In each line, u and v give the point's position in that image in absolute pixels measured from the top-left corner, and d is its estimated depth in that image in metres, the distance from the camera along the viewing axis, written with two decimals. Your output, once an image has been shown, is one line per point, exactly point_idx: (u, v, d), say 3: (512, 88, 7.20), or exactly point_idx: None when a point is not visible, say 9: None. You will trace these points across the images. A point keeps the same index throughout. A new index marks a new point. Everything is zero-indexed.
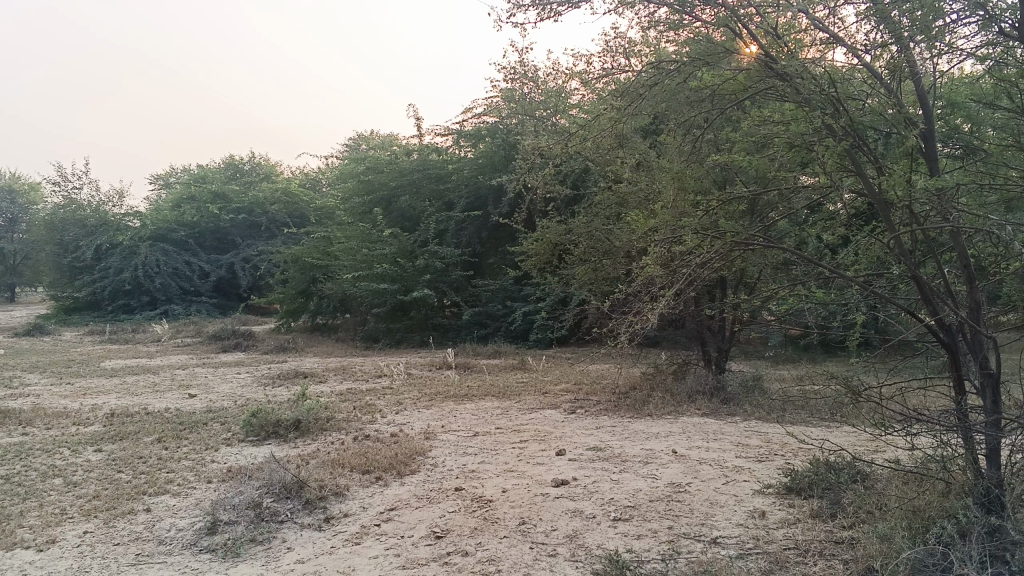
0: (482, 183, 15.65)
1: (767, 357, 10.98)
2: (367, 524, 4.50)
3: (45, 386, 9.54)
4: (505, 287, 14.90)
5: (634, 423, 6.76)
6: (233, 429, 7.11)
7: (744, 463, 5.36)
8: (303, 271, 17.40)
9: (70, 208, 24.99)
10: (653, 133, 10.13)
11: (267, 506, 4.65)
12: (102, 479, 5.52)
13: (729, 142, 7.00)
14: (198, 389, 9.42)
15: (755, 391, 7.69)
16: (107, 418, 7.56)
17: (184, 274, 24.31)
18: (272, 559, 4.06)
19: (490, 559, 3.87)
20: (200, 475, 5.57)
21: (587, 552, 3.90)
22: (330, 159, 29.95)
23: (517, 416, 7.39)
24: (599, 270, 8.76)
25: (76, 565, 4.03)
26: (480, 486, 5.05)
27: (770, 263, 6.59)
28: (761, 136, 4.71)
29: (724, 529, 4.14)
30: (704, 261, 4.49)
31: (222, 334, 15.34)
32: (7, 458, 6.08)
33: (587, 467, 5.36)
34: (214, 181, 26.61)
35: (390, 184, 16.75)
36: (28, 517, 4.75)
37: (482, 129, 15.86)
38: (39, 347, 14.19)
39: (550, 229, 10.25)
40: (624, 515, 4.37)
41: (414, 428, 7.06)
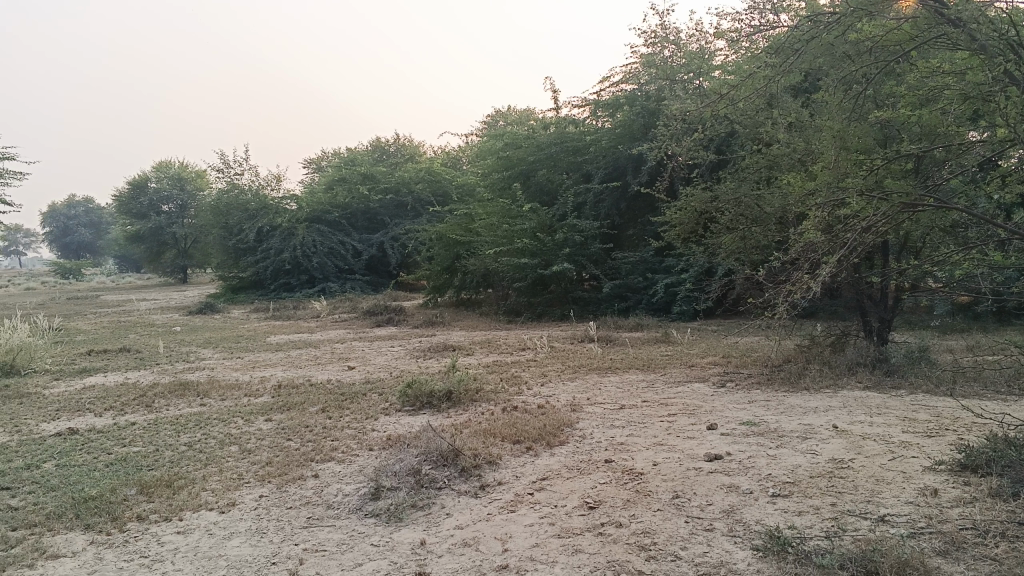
0: (621, 153, 15.46)
1: (933, 327, 10.28)
2: (521, 492, 4.59)
3: (219, 360, 10.28)
4: (646, 259, 14.72)
5: (788, 398, 6.52)
6: (389, 400, 7.43)
7: (912, 438, 5.06)
8: (447, 248, 17.83)
9: (233, 193, 26.65)
10: (805, 91, 9.64)
11: (426, 473, 4.83)
12: (273, 447, 5.91)
13: (891, 96, 6.56)
14: (355, 362, 9.89)
15: (921, 362, 7.22)
16: (274, 389, 8.08)
17: (339, 253, 25.47)
18: (433, 524, 4.23)
19: (645, 531, 3.85)
20: (361, 444, 5.86)
21: (744, 528, 3.81)
22: (470, 138, 30.47)
23: (664, 388, 7.31)
24: (747, 239, 8.46)
25: (255, 526, 4.34)
26: (630, 459, 5.03)
27: (939, 225, 6.15)
28: (930, 90, 4.39)
29: (893, 507, 3.93)
30: (870, 226, 4.23)
31: (374, 310, 16.01)
32: (190, 427, 6.62)
33: (742, 442, 5.22)
34: (363, 163, 27.62)
35: (529, 158, 16.85)
36: (210, 481, 5.16)
37: (620, 98, 15.65)
38: (211, 324, 15.32)
39: (694, 197, 9.98)
40: (784, 492, 4.23)
41: (560, 399, 7.13)
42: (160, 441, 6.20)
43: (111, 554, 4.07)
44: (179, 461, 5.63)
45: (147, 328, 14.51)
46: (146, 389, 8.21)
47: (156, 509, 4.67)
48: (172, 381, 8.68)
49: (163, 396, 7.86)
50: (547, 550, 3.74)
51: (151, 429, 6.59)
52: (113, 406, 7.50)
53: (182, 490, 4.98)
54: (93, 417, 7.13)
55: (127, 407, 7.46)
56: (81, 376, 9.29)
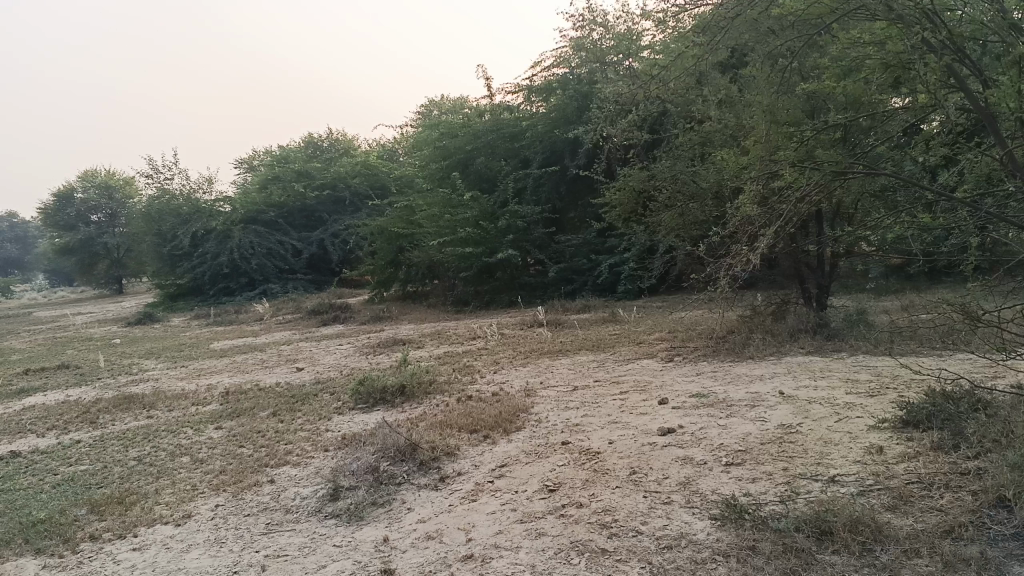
0: (557, 137, 15.52)
1: (868, 290, 10.60)
2: (481, 481, 4.61)
3: (163, 370, 10.05)
4: (589, 241, 14.83)
5: (735, 368, 6.66)
6: (341, 398, 7.36)
7: (856, 399, 5.22)
8: (390, 242, 17.69)
9: (165, 199, 25.97)
10: (733, 67, 9.80)
11: (384, 470, 4.81)
12: (225, 455, 5.81)
13: (815, 68, 6.72)
14: (304, 362, 9.77)
15: (860, 325, 7.43)
16: (223, 396, 7.94)
17: (279, 253, 25.06)
18: (395, 520, 4.22)
19: (606, 510, 3.90)
20: (316, 445, 5.80)
21: (701, 498, 3.90)
22: (405, 129, 30.24)
23: (614, 367, 7.40)
24: (686, 215, 8.57)
25: (213, 537, 4.27)
26: (586, 439, 5.09)
27: (868, 191, 6.33)
28: (853, 61, 4.50)
29: (841, 467, 4.05)
30: (805, 196, 4.33)
31: (319, 309, 15.81)
32: (137, 441, 6.47)
33: (693, 414, 5.32)
34: (297, 160, 27.17)
35: (465, 147, 16.79)
36: (163, 494, 5.05)
37: (552, 82, 15.69)
38: (151, 334, 14.95)
39: (633, 176, 10.08)
40: (737, 460, 4.33)
41: (513, 385, 7.16)
42: (107, 458, 6.05)
43: None
44: (129, 476, 5.50)
45: (84, 342, 14.08)
46: (88, 406, 7.98)
47: (109, 527, 4.55)
48: (115, 395, 8.45)
49: (107, 412, 7.65)
50: (511, 536, 3.77)
51: (97, 446, 6.42)
52: (54, 425, 7.28)
53: (135, 506, 4.87)
54: (34, 439, 6.90)
55: (70, 426, 7.24)
56: (18, 396, 8.98)
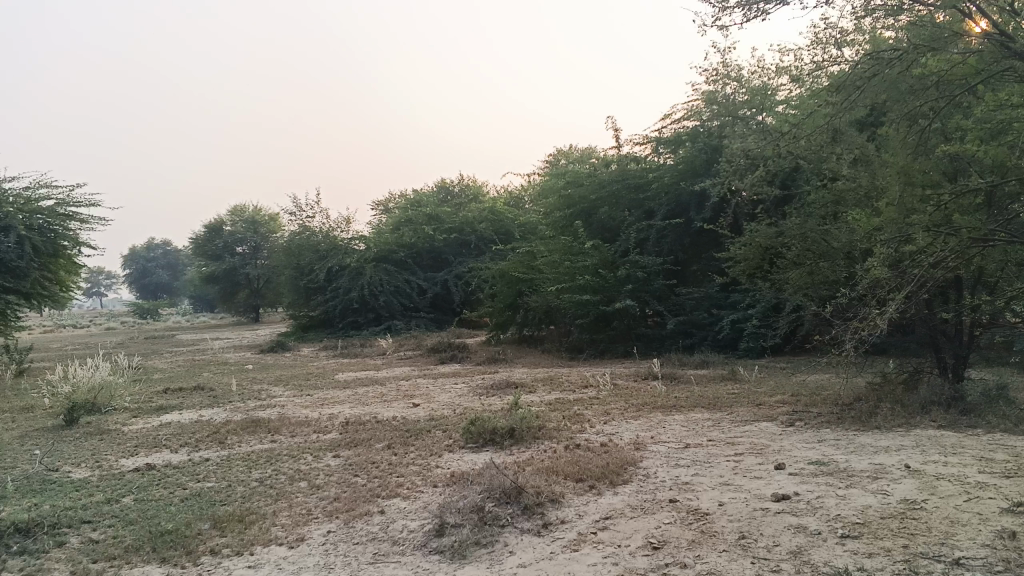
0: (683, 189, 15.39)
1: (1013, 364, 9.89)
2: (584, 531, 4.59)
3: (289, 397, 10.55)
4: (710, 296, 14.56)
5: (859, 437, 6.36)
6: (453, 437, 7.50)
7: (989, 479, 4.88)
8: (510, 286, 17.94)
9: (303, 235, 27.39)
10: (870, 125, 9.53)
11: (489, 510, 4.88)
12: (340, 483, 6.03)
13: (959, 129, 6.47)
14: (421, 399, 10.02)
15: (999, 401, 6.95)
16: (342, 426, 8.24)
17: (404, 292, 25.84)
18: (496, 562, 4.26)
19: (710, 572, 3.81)
20: (426, 480, 5.94)
21: (812, 570, 3.74)
22: (532, 177, 30.66)
23: (729, 427, 7.20)
24: (815, 274, 8.29)
25: (323, 562, 4.43)
26: (694, 498, 4.98)
27: (1014, 259, 5.98)
28: (999, 122, 4.39)
29: (968, 550, 3.80)
30: (939, 261, 4.17)
31: (438, 347, 16.19)
32: (261, 463, 6.80)
33: (809, 482, 5.12)
34: (428, 203, 28.08)
35: (590, 197, 16.91)
36: (280, 516, 5.29)
37: (681, 135, 15.62)
38: (281, 362, 15.73)
39: (759, 232, 9.87)
40: (853, 533, 4.14)
41: (624, 437, 7.09)
42: (233, 476, 6.39)
43: None
44: (250, 496, 5.78)
45: (219, 366, 14.96)
46: (220, 426, 8.47)
47: (228, 543, 4.80)
48: (244, 418, 8.93)
49: (235, 433, 8.09)
50: None
51: (224, 465, 6.80)
52: (188, 442, 7.76)
53: (253, 525, 5.11)
54: (169, 454, 7.38)
55: (201, 444, 7.70)
56: (159, 412, 9.63)
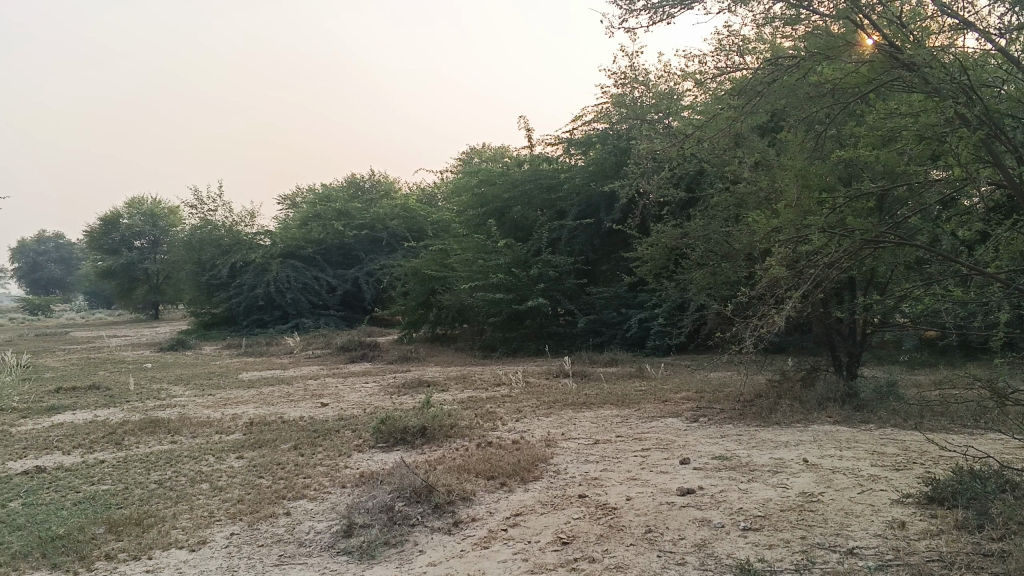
0: (593, 190, 15.57)
1: (901, 362, 10.43)
2: (495, 528, 4.59)
3: (190, 397, 10.18)
4: (620, 295, 14.81)
5: (760, 432, 6.58)
6: (362, 436, 7.39)
7: (880, 471, 5.13)
8: (422, 284, 17.81)
9: (207, 229, 26.52)
10: (772, 131, 9.85)
11: (399, 510, 4.83)
12: (245, 484, 5.85)
13: (854, 137, 6.75)
14: (329, 398, 9.84)
15: (890, 397, 7.31)
16: (247, 426, 8.01)
17: (313, 289, 25.33)
18: (406, 561, 4.22)
19: (618, 566, 3.86)
20: (334, 480, 5.83)
21: (716, 561, 3.84)
22: (445, 174, 30.45)
23: (637, 424, 7.34)
24: (719, 275, 8.51)
25: (226, 565, 4.29)
26: (603, 493, 5.05)
27: (904, 261, 6.29)
28: (889, 131, 4.57)
29: (861, 540, 3.98)
30: (835, 262, 4.33)
31: (348, 345, 15.94)
32: (159, 465, 6.54)
33: (713, 476, 5.27)
34: (338, 199, 27.60)
35: (503, 196, 16.93)
36: (180, 519, 5.09)
37: (592, 136, 15.78)
38: (183, 360, 15.21)
39: (666, 233, 10.08)
40: (754, 525, 4.27)
41: (534, 435, 7.14)
42: (129, 479, 6.12)
43: None
44: (148, 499, 5.55)
45: (117, 364, 14.35)
46: (115, 427, 8.10)
47: (124, 548, 4.60)
48: (142, 418, 8.57)
49: (132, 435, 7.76)
50: None
51: (120, 467, 6.50)
52: (80, 445, 7.39)
53: (152, 529, 4.91)
54: (60, 456, 7.02)
55: (95, 445, 7.36)
56: (49, 414, 9.15)
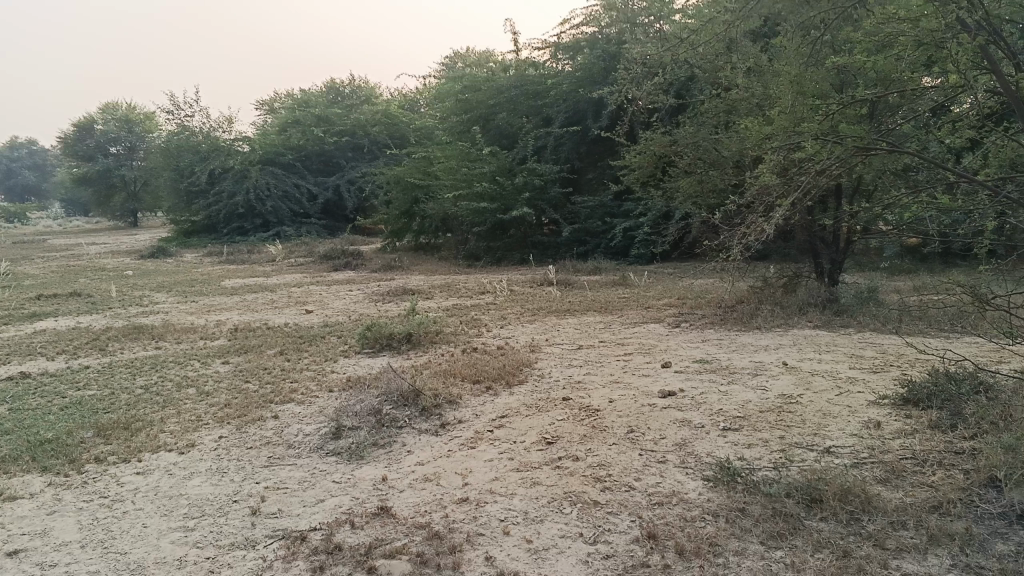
0: (580, 96, 15.26)
1: (881, 270, 10.52)
2: (480, 429, 4.67)
3: (173, 304, 10.15)
4: (604, 204, 14.73)
5: (741, 337, 6.67)
6: (348, 343, 7.43)
7: (858, 374, 5.24)
8: (405, 192, 17.62)
9: (184, 135, 25.93)
10: (763, 35, 9.61)
11: (386, 413, 4.90)
12: (231, 389, 5.90)
13: (847, 40, 6.59)
14: (313, 305, 9.85)
15: (869, 303, 7.39)
16: (232, 332, 8.03)
17: (294, 197, 25.02)
18: (393, 461, 4.30)
19: (601, 464, 3.95)
20: (321, 385, 5.88)
21: (697, 459, 3.94)
22: (428, 79, 29.73)
23: (620, 330, 7.42)
24: (705, 183, 8.45)
25: (216, 466, 4.36)
26: (587, 396, 5.13)
27: (891, 169, 6.25)
28: (885, 35, 4.46)
29: (837, 439, 4.08)
30: (824, 169, 4.28)
31: (331, 253, 15.88)
32: (146, 370, 6.57)
33: (695, 379, 5.35)
34: (318, 104, 26.98)
35: (487, 102, 16.59)
36: (169, 423, 5.15)
37: (579, 40, 15.37)
38: (165, 267, 15.12)
39: (653, 140, 9.95)
40: (734, 425, 4.37)
41: (519, 341, 7.21)
42: (116, 384, 6.15)
43: (68, 495, 4.07)
44: (136, 404, 5.59)
45: (98, 272, 14.26)
46: (100, 333, 8.09)
47: (114, 451, 4.65)
48: (126, 324, 8.57)
49: (118, 340, 7.76)
50: (506, 484, 3.83)
51: (106, 372, 6.53)
52: (66, 350, 7.40)
53: (140, 432, 4.96)
54: (45, 361, 7.03)
55: (81, 351, 7.37)
56: (31, 320, 9.12)
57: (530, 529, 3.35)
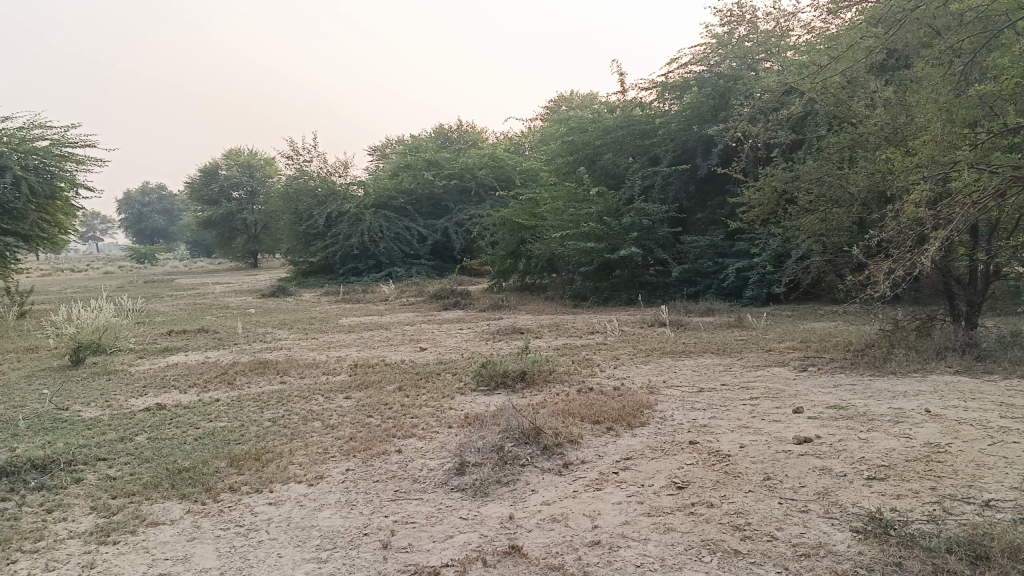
0: (690, 134, 15.10)
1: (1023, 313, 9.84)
2: (606, 471, 4.57)
3: (295, 340, 10.50)
4: (715, 244, 14.44)
5: (874, 382, 6.34)
6: (463, 380, 7.47)
7: (1012, 424, 4.86)
8: (512, 233, 17.77)
9: (302, 180, 27.08)
10: (888, 67, 9.28)
11: (509, 450, 4.87)
12: (355, 423, 6.00)
13: (988, 69, 6.26)
14: (427, 343, 9.99)
15: (1014, 348, 6.90)
16: (351, 368, 8.22)
17: (405, 239, 25.67)
18: (519, 500, 4.25)
19: (738, 512, 3.79)
20: (440, 421, 5.91)
21: (842, 510, 3.72)
22: (533, 122, 30.13)
23: (742, 372, 7.18)
24: (829, 220, 8.14)
25: (345, 498, 4.42)
26: (715, 441, 4.95)
27: None
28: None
29: (997, 493, 3.78)
30: (978, 201, 4.03)
31: (441, 293, 16.13)
32: (272, 403, 6.78)
33: (830, 425, 5.09)
34: (428, 149, 27.72)
35: (594, 142, 16.63)
36: (297, 454, 5.26)
37: (689, 79, 15.26)
38: (285, 306, 15.70)
39: (772, 177, 9.69)
40: (879, 475, 4.11)
41: (635, 382, 7.08)
42: (245, 416, 6.37)
43: (207, 522, 4.20)
44: (265, 435, 5.75)
45: (223, 310, 14.93)
46: (228, 368, 8.43)
47: (246, 481, 4.78)
48: (252, 359, 8.91)
49: (245, 374, 8.06)
50: (638, 528, 3.72)
51: (234, 405, 6.76)
52: (197, 383, 7.73)
53: (270, 463, 5.08)
54: (178, 393, 7.35)
55: (211, 384, 7.67)
56: (165, 354, 9.60)
57: None
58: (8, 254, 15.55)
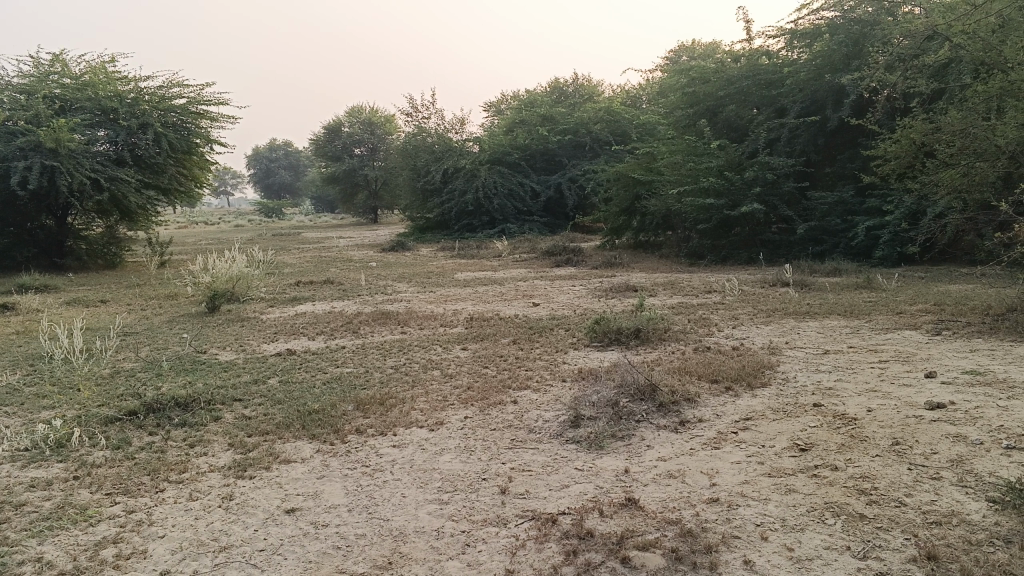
0: (821, 85, 14.39)
1: None
2: (724, 431, 4.51)
3: (414, 293, 10.80)
4: (844, 201, 13.77)
5: (1017, 347, 5.95)
6: (577, 335, 7.50)
7: None
8: (627, 189, 17.55)
9: (420, 136, 27.47)
10: None
11: (624, 406, 4.87)
12: (471, 373, 6.15)
13: None
14: (540, 298, 10.07)
15: None
16: (468, 321, 8.39)
17: (518, 195, 25.76)
18: (634, 454, 4.26)
19: (864, 476, 3.68)
20: (554, 374, 5.98)
21: (977, 479, 3.55)
22: (651, 73, 29.37)
23: (870, 335, 6.89)
24: (973, 174, 7.62)
25: (464, 445, 4.55)
26: (840, 404, 4.80)
27: None
28: None
29: None
30: None
31: (554, 249, 16.15)
32: (394, 352, 7.03)
33: (966, 392, 4.84)
34: (543, 104, 27.58)
35: (717, 94, 16.11)
36: (419, 401, 5.45)
37: (821, 26, 14.51)
38: (403, 260, 16.13)
39: (912, 128, 9.13)
40: (1020, 444, 3.88)
41: (755, 342, 6.92)
42: (368, 364, 6.63)
43: (336, 462, 4.42)
44: (387, 382, 5.98)
45: (346, 262, 15.48)
46: (352, 317, 8.78)
47: (371, 424, 4.99)
48: (374, 310, 9.23)
49: (368, 324, 8.39)
50: (758, 488, 3.67)
51: (359, 353, 7.05)
52: (323, 331, 8.09)
53: (393, 408, 5.28)
54: (307, 340, 7.72)
55: (336, 332, 8.01)
56: (293, 303, 10.08)
57: (790, 537, 3.18)
58: (149, 207, 16.60)
